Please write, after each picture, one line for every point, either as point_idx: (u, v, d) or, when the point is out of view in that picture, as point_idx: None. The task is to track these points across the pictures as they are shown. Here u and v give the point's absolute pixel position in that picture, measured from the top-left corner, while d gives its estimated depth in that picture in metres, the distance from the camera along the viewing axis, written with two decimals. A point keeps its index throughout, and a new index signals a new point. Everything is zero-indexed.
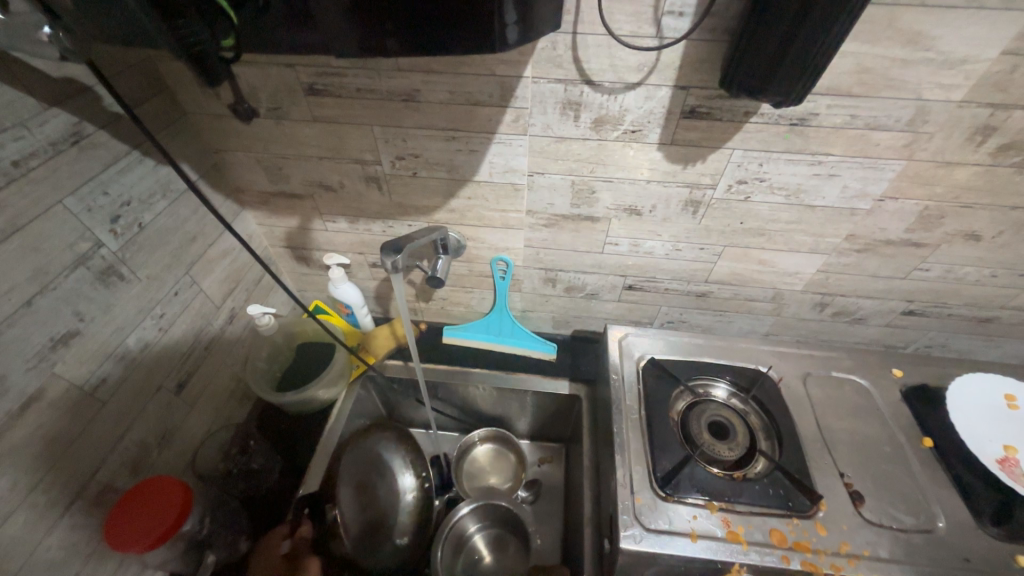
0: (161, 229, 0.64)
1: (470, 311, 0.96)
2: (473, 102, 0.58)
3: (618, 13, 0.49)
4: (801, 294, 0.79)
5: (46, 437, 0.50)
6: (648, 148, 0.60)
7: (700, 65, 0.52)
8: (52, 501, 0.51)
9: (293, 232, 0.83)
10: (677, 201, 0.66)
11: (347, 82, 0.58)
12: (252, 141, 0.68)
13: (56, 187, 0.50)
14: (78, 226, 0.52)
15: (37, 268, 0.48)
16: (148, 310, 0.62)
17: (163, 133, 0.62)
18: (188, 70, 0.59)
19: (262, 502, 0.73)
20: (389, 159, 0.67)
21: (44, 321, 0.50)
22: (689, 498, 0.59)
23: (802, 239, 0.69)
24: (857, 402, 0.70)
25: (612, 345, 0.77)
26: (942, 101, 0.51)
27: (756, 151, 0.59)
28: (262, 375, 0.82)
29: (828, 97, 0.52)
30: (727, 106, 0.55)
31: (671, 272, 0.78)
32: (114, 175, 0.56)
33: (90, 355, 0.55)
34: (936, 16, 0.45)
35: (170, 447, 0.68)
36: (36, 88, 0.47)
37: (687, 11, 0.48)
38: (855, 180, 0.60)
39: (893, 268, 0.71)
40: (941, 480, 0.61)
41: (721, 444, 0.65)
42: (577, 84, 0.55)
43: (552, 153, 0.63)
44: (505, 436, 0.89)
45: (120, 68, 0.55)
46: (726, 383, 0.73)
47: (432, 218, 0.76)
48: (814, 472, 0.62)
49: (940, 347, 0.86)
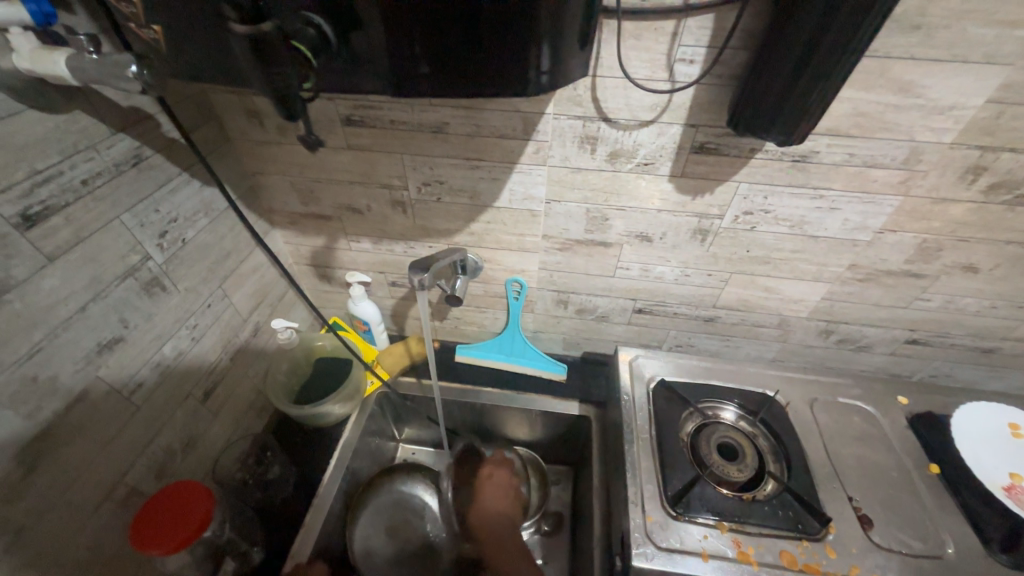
0: (201, 245, 0.68)
1: (483, 330, 0.99)
2: (498, 135, 0.63)
3: (634, 59, 0.53)
4: (807, 321, 0.81)
5: (84, 437, 0.53)
6: (660, 180, 0.65)
7: (708, 107, 0.56)
8: (85, 501, 0.53)
9: (318, 251, 0.87)
10: (686, 229, 0.70)
11: (383, 114, 0.63)
12: (289, 166, 0.73)
13: (116, 204, 0.54)
14: (131, 240, 0.56)
15: (92, 277, 0.52)
16: (183, 321, 0.66)
17: (210, 156, 0.67)
18: (238, 101, 0.65)
19: (277, 513, 0.74)
20: (415, 185, 0.72)
21: (93, 327, 0.53)
22: (700, 518, 0.60)
23: (806, 268, 0.72)
24: (864, 428, 0.72)
25: (622, 367, 0.79)
26: (934, 143, 0.55)
27: (761, 185, 0.63)
28: (281, 388, 0.84)
29: (828, 137, 0.56)
30: (733, 143, 0.59)
31: (680, 296, 0.81)
32: (165, 195, 0.61)
33: (132, 360, 0.58)
34: (924, 68, 0.49)
35: (193, 454, 0.70)
36: (107, 115, 0.52)
37: (697, 58, 0.52)
38: (856, 213, 0.64)
39: (895, 297, 0.74)
40: (948, 507, 0.62)
41: (731, 466, 0.66)
42: (595, 121, 0.60)
43: (569, 183, 0.67)
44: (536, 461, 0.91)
45: (178, 98, 0.61)
46: (734, 406, 0.74)
47: (453, 241, 0.80)
48: (823, 496, 0.63)
49: (945, 376, 0.88)
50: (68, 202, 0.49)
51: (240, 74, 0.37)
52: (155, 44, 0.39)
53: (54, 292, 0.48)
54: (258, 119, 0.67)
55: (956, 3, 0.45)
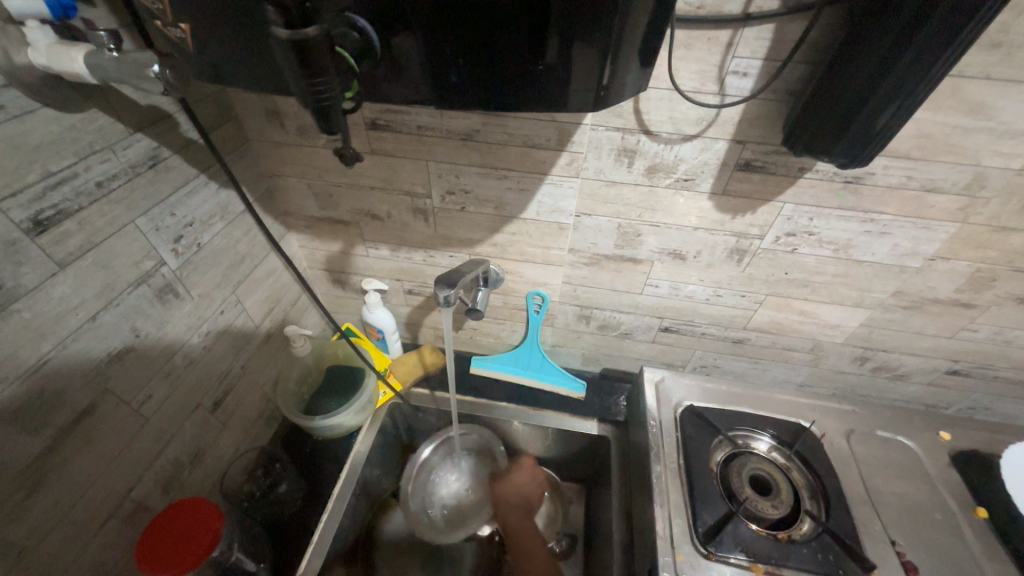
0: (216, 249, 0.65)
1: (499, 342, 0.96)
2: (530, 145, 0.60)
3: (682, 70, 0.50)
4: (842, 346, 0.78)
5: (92, 452, 0.51)
6: (698, 197, 0.61)
7: (759, 122, 0.53)
8: (87, 520, 0.51)
9: (333, 256, 0.84)
10: (722, 248, 0.67)
11: (410, 119, 0.60)
12: (309, 170, 0.70)
13: (131, 208, 0.52)
14: (145, 245, 0.54)
15: (105, 284, 0.50)
16: (196, 327, 0.63)
17: (228, 157, 0.64)
18: (259, 101, 0.62)
19: (285, 528, 0.72)
20: (439, 194, 0.69)
21: (104, 336, 0.50)
22: (732, 558, 0.56)
23: (846, 293, 0.69)
24: (903, 463, 0.68)
25: (648, 389, 0.76)
26: (1000, 168, 0.51)
27: (807, 206, 0.59)
28: (292, 397, 0.82)
29: (886, 159, 0.53)
30: (782, 161, 0.56)
31: (709, 317, 0.78)
32: (182, 198, 0.58)
33: (141, 370, 0.55)
34: (999, 90, 0.46)
35: (201, 466, 0.67)
36: (126, 115, 0.49)
37: (751, 71, 0.49)
38: (907, 239, 0.60)
39: (940, 326, 0.70)
40: (997, 556, 0.59)
41: (764, 501, 0.63)
42: (635, 133, 0.56)
43: (601, 197, 0.64)
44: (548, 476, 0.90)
45: (198, 97, 0.58)
46: (768, 436, 0.71)
47: (475, 251, 0.77)
48: (865, 539, 0.59)
49: (983, 410, 0.84)
50: (81, 206, 0.46)
51: (280, 79, 0.35)
52: (181, 43, 0.37)
53: (64, 300, 0.46)
54: (279, 119, 0.64)
55: None
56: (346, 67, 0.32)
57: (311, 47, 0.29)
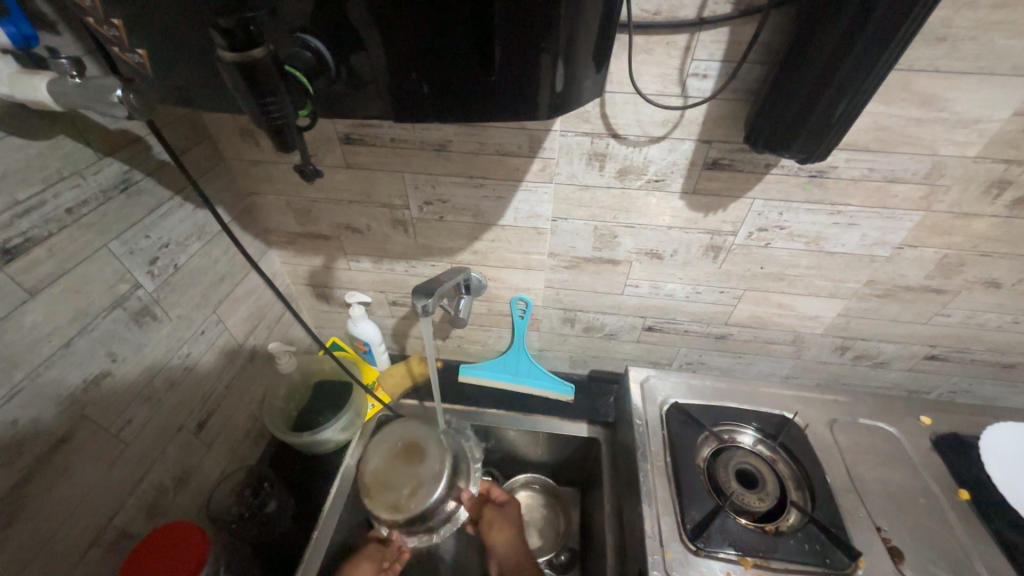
0: (194, 269, 0.65)
1: (487, 349, 0.96)
2: (503, 153, 0.61)
3: (644, 74, 0.51)
4: (822, 337, 0.79)
5: (71, 481, 0.50)
6: (671, 197, 0.62)
7: (722, 122, 0.54)
8: (69, 550, 0.50)
9: (316, 271, 0.84)
10: (698, 246, 0.68)
11: (382, 133, 0.60)
12: (286, 186, 0.70)
13: (103, 232, 0.52)
14: (119, 268, 0.54)
15: (78, 310, 0.50)
16: (176, 349, 0.63)
17: (203, 177, 0.65)
18: (231, 121, 0.62)
19: (274, 550, 0.71)
20: (417, 204, 0.69)
21: (79, 362, 0.50)
22: (721, 553, 0.57)
23: (822, 284, 0.70)
24: (887, 449, 0.69)
25: (634, 388, 0.76)
26: (957, 157, 0.53)
27: (776, 202, 0.61)
28: (278, 414, 0.81)
29: (847, 152, 0.54)
30: (748, 158, 0.57)
31: (690, 313, 0.79)
32: (156, 220, 0.58)
33: (119, 394, 0.55)
34: (948, 81, 0.47)
35: (186, 489, 0.67)
36: (94, 139, 0.50)
37: (711, 73, 0.51)
38: (874, 229, 0.61)
39: (914, 313, 0.72)
40: (981, 537, 0.60)
41: (751, 494, 0.63)
42: (604, 137, 0.57)
43: (576, 200, 0.65)
44: (550, 487, 0.88)
45: (168, 120, 0.58)
46: (752, 429, 0.71)
47: (456, 260, 0.77)
48: (850, 526, 0.60)
49: (965, 392, 0.85)
50: (51, 232, 0.46)
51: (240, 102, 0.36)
52: (141, 69, 0.37)
53: (37, 329, 0.46)
54: (252, 137, 0.64)
55: (984, 14, 0.43)
56: (301, 86, 0.33)
57: (261, 67, 0.29)
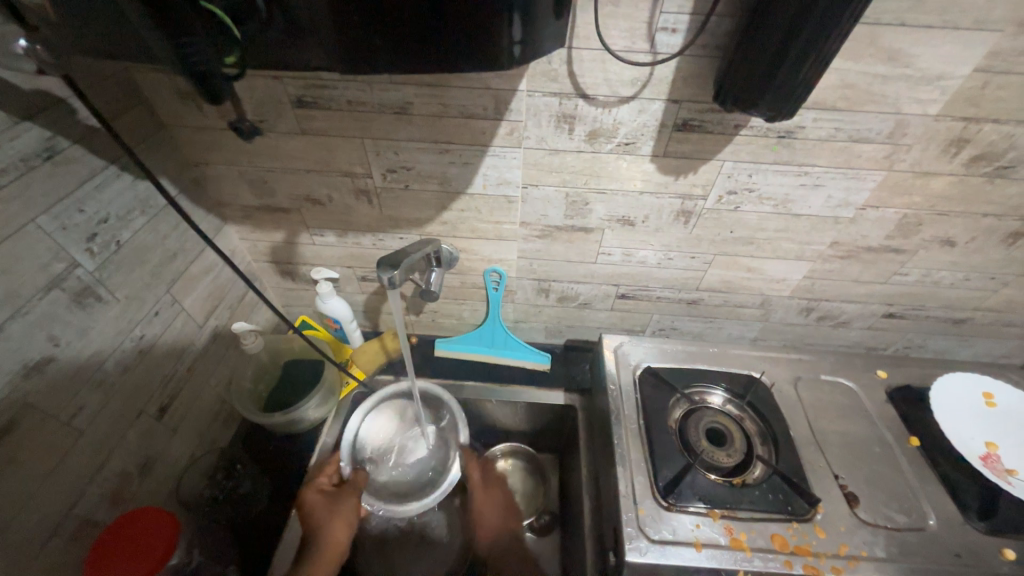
0: (140, 246, 0.61)
1: (462, 322, 0.95)
2: (467, 115, 0.58)
3: (613, 28, 0.49)
4: (788, 299, 0.81)
5: (20, 473, 0.47)
6: (641, 160, 0.61)
7: (691, 81, 0.53)
8: (26, 543, 0.48)
9: (277, 247, 0.80)
10: (669, 211, 0.67)
11: (337, 94, 0.57)
12: (237, 156, 0.66)
13: (29, 206, 0.47)
14: (52, 245, 0.50)
15: (7, 291, 0.45)
16: (127, 331, 0.59)
17: (141, 146, 0.60)
18: (168, 82, 0.57)
19: (251, 529, 0.69)
20: (380, 172, 0.66)
21: (16, 348, 0.46)
22: (691, 506, 0.59)
23: (788, 247, 0.71)
24: (845, 403, 0.72)
25: (607, 355, 0.77)
26: (920, 115, 0.53)
27: (746, 163, 0.60)
28: (246, 395, 0.78)
29: (814, 111, 0.54)
30: (717, 119, 0.56)
31: (662, 280, 0.79)
32: (91, 192, 0.53)
33: (66, 380, 0.52)
34: (913, 36, 0.47)
35: (151, 475, 0.64)
36: (6, 100, 0.44)
37: (680, 27, 0.49)
38: (840, 190, 0.62)
39: (874, 273, 0.74)
40: (928, 479, 0.64)
41: (720, 451, 0.66)
42: (572, 98, 0.55)
43: (546, 166, 0.63)
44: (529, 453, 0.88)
45: (94, 80, 0.53)
46: (721, 390, 0.73)
47: (425, 231, 0.75)
48: (811, 476, 0.63)
49: (918, 347, 0.90)
50: None
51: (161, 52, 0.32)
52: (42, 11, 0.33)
53: None
54: (195, 100, 0.59)
55: None
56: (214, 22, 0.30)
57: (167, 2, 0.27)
